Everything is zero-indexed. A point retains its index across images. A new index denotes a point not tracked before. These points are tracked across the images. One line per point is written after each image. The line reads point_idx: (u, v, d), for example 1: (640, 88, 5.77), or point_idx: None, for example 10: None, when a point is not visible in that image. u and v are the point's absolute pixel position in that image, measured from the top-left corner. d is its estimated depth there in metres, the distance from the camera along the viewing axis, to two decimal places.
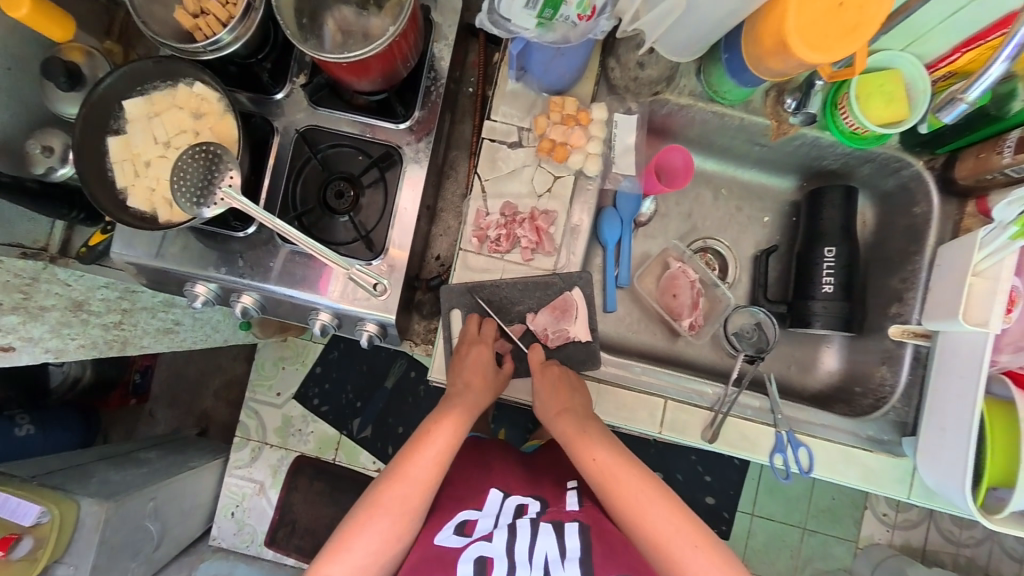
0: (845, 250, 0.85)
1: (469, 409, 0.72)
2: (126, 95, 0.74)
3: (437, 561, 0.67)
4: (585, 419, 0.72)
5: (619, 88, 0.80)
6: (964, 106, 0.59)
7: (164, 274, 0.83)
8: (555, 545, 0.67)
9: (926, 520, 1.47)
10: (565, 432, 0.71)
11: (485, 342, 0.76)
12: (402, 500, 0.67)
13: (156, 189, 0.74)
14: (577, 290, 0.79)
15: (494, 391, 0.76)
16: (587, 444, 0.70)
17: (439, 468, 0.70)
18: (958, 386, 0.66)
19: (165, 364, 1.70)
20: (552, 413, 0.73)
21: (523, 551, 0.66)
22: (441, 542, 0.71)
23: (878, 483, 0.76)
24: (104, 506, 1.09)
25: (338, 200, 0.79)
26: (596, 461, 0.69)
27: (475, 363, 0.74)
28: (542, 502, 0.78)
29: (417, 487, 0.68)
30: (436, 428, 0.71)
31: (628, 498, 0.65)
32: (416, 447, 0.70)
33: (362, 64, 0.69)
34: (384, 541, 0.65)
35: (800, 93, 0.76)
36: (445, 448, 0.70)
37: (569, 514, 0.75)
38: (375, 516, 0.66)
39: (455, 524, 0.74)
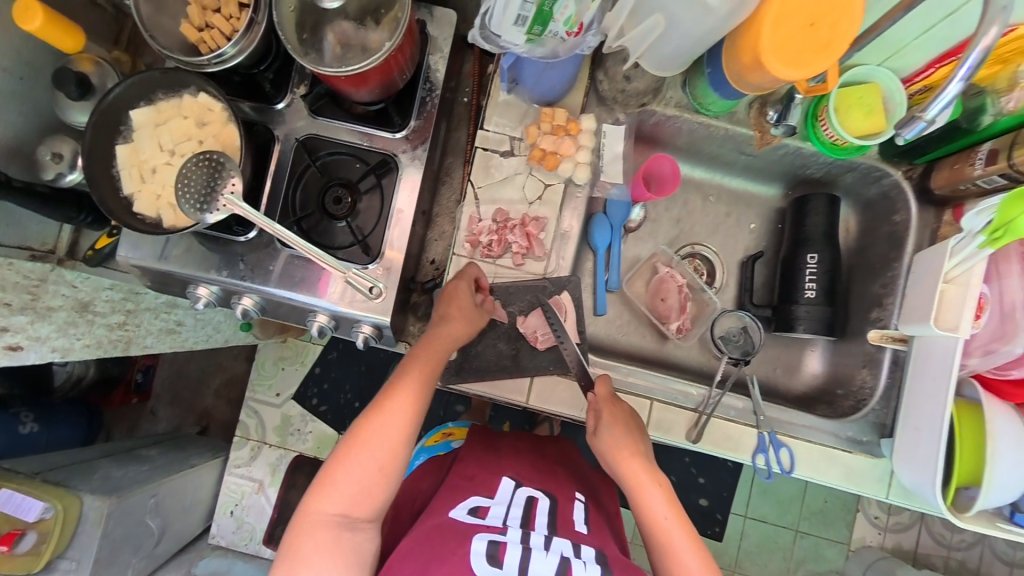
0: (828, 256, 0.88)
1: (444, 343, 0.74)
2: (134, 104, 0.77)
3: (451, 533, 0.65)
4: (637, 438, 0.72)
5: (608, 99, 0.83)
6: (923, 125, 0.57)
7: (168, 276, 0.86)
8: (571, 547, 0.65)
9: (916, 523, 1.48)
10: (618, 445, 0.71)
11: (467, 279, 0.77)
12: (383, 434, 0.67)
13: (162, 195, 0.76)
14: (566, 292, 0.82)
15: (473, 324, 0.76)
16: (636, 463, 0.70)
17: (417, 403, 0.70)
18: (932, 387, 0.68)
19: (167, 362, 1.74)
20: (608, 424, 0.72)
21: (540, 541, 0.64)
22: (455, 517, 0.69)
23: (859, 483, 0.78)
24: (107, 501, 1.12)
25: (336, 205, 0.81)
26: (642, 481, 0.68)
27: (458, 301, 0.76)
28: (553, 500, 0.76)
29: (397, 419, 0.68)
30: (410, 365, 0.72)
31: (664, 524, 0.65)
32: (394, 386, 0.70)
33: (361, 76, 0.72)
34: (368, 473, 0.66)
35: (782, 105, 0.79)
36: (420, 381, 0.71)
37: (578, 520, 0.74)
38: (357, 449, 0.66)
39: (467, 506, 0.71)
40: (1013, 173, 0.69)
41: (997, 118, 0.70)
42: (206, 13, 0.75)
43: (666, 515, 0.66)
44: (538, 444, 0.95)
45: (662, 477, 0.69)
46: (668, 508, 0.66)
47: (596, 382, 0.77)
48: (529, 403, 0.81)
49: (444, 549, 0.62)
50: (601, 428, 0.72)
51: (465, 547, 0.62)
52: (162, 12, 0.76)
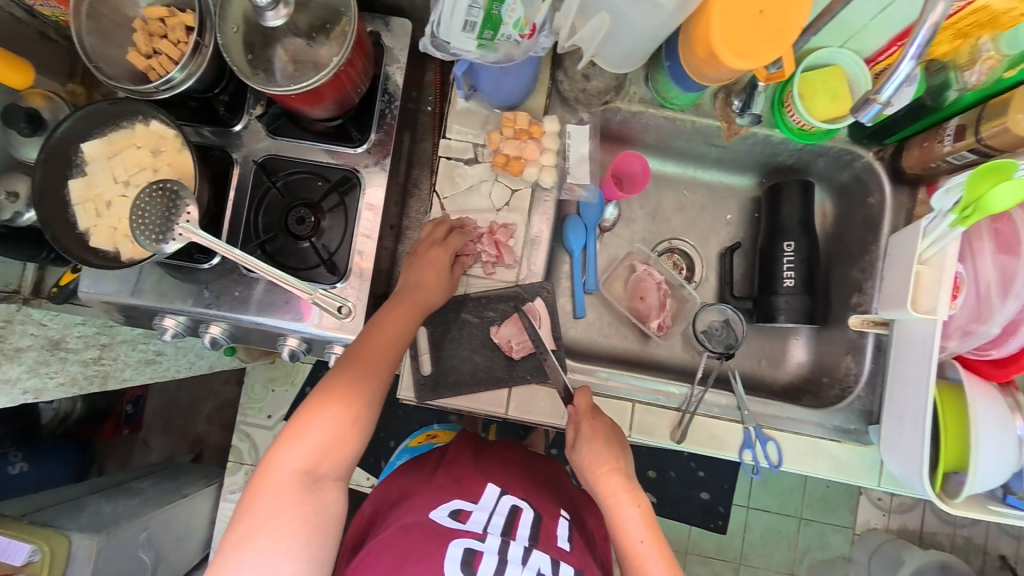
0: (805, 244, 0.86)
1: (420, 303, 0.72)
2: (85, 137, 0.75)
3: (429, 536, 0.64)
4: (620, 453, 0.71)
5: (570, 99, 0.82)
6: (877, 108, 0.58)
7: (135, 310, 0.84)
8: (549, 564, 0.64)
9: (920, 503, 1.47)
10: (596, 462, 0.69)
11: (447, 247, 0.76)
12: (355, 386, 0.65)
13: (119, 228, 0.74)
14: (541, 299, 0.81)
15: (447, 288, 0.76)
16: (614, 481, 0.68)
17: (393, 357, 0.68)
18: (914, 374, 0.66)
19: (157, 392, 1.71)
20: (587, 438, 0.71)
21: (518, 553, 0.63)
22: (434, 518, 0.68)
23: (849, 474, 0.77)
24: (95, 539, 1.10)
25: (299, 226, 0.79)
26: (619, 500, 0.68)
27: (433, 261, 0.75)
28: (537, 512, 0.75)
29: (375, 374, 0.66)
30: (387, 318, 0.70)
31: (638, 548, 0.65)
32: (371, 338, 0.68)
33: (314, 93, 0.70)
34: (339, 427, 0.63)
35: (745, 94, 0.77)
36: (397, 334, 0.69)
37: (560, 537, 0.72)
38: (329, 400, 0.64)
39: (450, 508, 0.71)
40: (982, 149, 0.67)
41: (961, 95, 0.69)
42: (153, 40, 0.73)
43: (643, 539, 0.65)
44: (529, 458, 0.94)
45: (643, 496, 0.68)
46: (643, 530, 0.66)
47: (574, 394, 0.75)
48: (508, 414, 0.80)
49: (421, 551, 0.62)
50: (581, 442, 0.71)
51: (442, 552, 0.62)
52: (108, 42, 0.74)
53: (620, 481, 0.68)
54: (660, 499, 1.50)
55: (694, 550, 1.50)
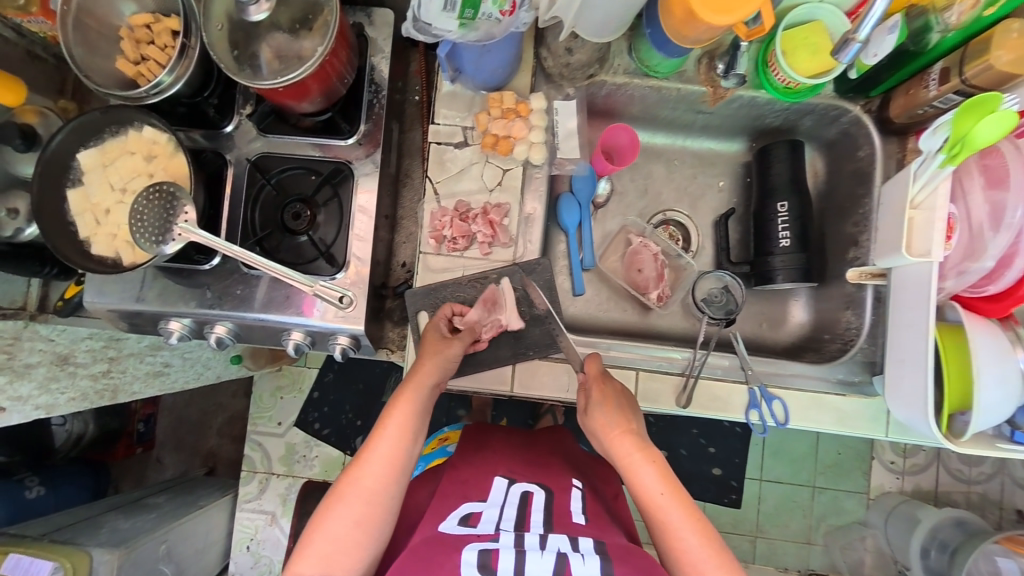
0: (798, 203, 0.87)
1: (420, 382, 0.72)
2: (79, 148, 0.76)
3: (440, 547, 0.63)
4: (631, 417, 0.71)
5: (555, 75, 0.83)
6: (857, 46, 0.66)
7: (140, 316, 0.84)
8: (568, 542, 0.64)
9: (932, 462, 1.47)
10: (608, 425, 0.69)
11: (438, 319, 0.77)
12: (361, 486, 0.66)
13: (118, 234, 0.75)
14: (507, 279, 0.80)
15: (448, 359, 0.74)
16: (627, 442, 0.68)
17: (396, 451, 0.68)
18: (910, 317, 0.68)
19: (167, 410, 1.72)
20: (601, 406, 0.70)
21: (535, 542, 0.63)
22: (445, 529, 0.67)
23: (854, 425, 0.77)
24: (116, 554, 1.11)
25: (296, 220, 0.80)
26: (632, 460, 0.68)
27: (425, 342, 0.75)
28: (548, 493, 0.76)
29: (378, 468, 0.67)
30: (391, 411, 0.70)
31: (658, 500, 0.66)
32: (373, 436, 0.69)
33: (300, 85, 0.71)
34: (350, 528, 0.65)
35: (727, 56, 0.78)
36: (400, 427, 0.69)
37: (575, 511, 0.73)
38: (336, 504, 0.66)
39: (459, 514, 0.70)
40: (968, 89, 0.68)
41: (943, 36, 0.69)
42: (140, 47, 0.74)
43: (659, 491, 0.66)
44: (532, 439, 0.95)
45: (654, 451, 0.68)
46: (659, 483, 0.66)
47: (586, 361, 0.76)
48: (513, 391, 0.81)
49: (434, 564, 0.61)
50: (593, 407, 0.71)
51: (456, 559, 0.60)
52: (94, 52, 0.74)
53: (635, 443, 0.68)
54: None
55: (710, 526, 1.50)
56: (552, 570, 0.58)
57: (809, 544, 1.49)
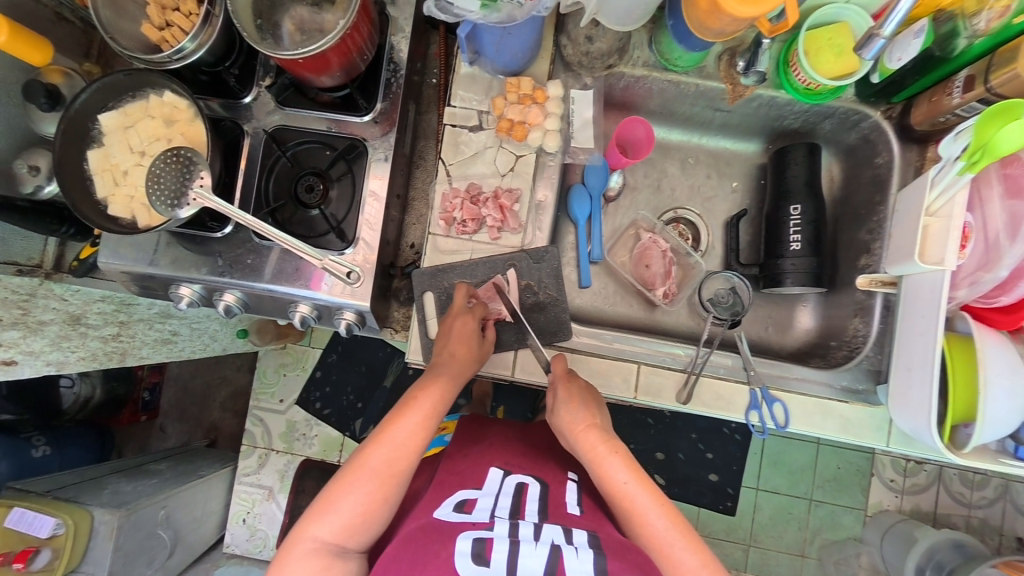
0: (812, 207, 0.86)
1: (454, 376, 0.73)
2: (101, 110, 0.77)
3: (435, 535, 0.63)
4: (595, 411, 0.74)
5: (573, 64, 0.82)
6: (882, 42, 0.65)
7: (152, 280, 0.86)
8: (562, 534, 0.64)
9: (933, 483, 1.45)
10: (575, 421, 0.71)
11: (467, 314, 0.76)
12: (385, 464, 0.68)
13: (135, 196, 0.76)
14: (513, 271, 0.80)
15: (480, 358, 0.76)
16: (593, 435, 0.71)
17: (421, 434, 0.71)
18: (922, 325, 0.66)
19: (172, 380, 1.75)
20: (567, 402, 0.73)
21: (529, 533, 0.64)
22: (440, 516, 0.67)
23: (854, 433, 0.77)
24: (116, 514, 1.13)
25: (309, 194, 0.81)
26: (600, 453, 0.70)
27: (460, 333, 0.74)
28: (543, 485, 0.77)
29: (403, 451, 0.69)
30: (420, 396, 0.71)
31: (627, 491, 0.68)
32: (398, 416, 0.71)
33: (320, 58, 0.71)
34: (369, 503, 0.67)
35: (749, 53, 0.77)
36: (429, 414, 0.71)
37: (570, 502, 0.74)
38: (358, 478, 0.68)
39: (454, 502, 0.71)
40: (992, 97, 0.66)
41: (971, 42, 0.68)
42: (165, 12, 0.75)
43: (626, 480, 0.69)
44: (527, 434, 0.95)
45: (619, 443, 0.71)
46: (626, 472, 0.69)
47: (552, 360, 0.77)
48: (514, 376, 0.81)
49: (428, 552, 0.61)
50: (559, 405, 0.73)
51: (450, 548, 0.61)
52: (120, 15, 0.75)
53: (601, 438, 0.71)
54: (669, 481, 1.50)
55: (703, 532, 1.49)
56: (545, 564, 0.58)
57: (803, 557, 1.48)
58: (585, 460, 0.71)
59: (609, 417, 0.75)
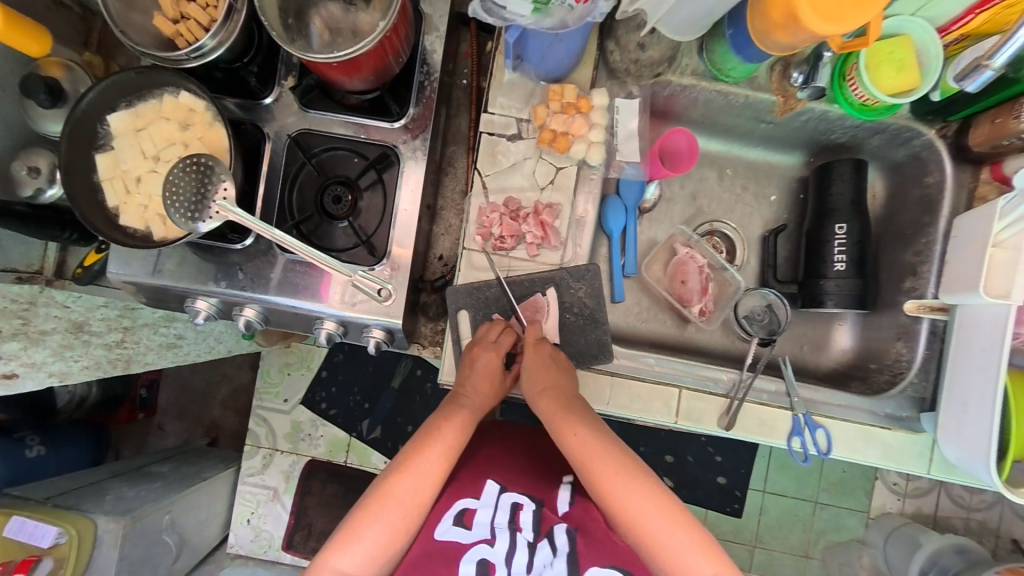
0: (858, 225, 0.83)
1: (477, 409, 0.72)
2: (110, 110, 0.70)
3: (440, 559, 0.67)
4: (557, 375, 0.72)
5: (619, 71, 0.78)
6: (989, 74, 0.63)
7: (164, 292, 0.81)
8: (550, 544, 0.70)
9: (936, 488, 1.47)
10: (534, 384, 0.71)
11: (489, 345, 0.73)
12: (410, 494, 0.67)
13: (150, 206, 0.70)
14: (553, 289, 0.77)
15: (501, 393, 0.75)
16: (551, 398, 0.70)
17: (445, 465, 0.69)
18: (980, 359, 0.66)
19: (170, 377, 1.69)
20: (529, 369, 0.73)
21: (523, 560, 0.68)
22: (442, 535, 0.70)
23: (898, 460, 0.75)
24: (121, 523, 1.09)
25: (336, 205, 0.76)
26: (560, 416, 0.69)
27: (485, 370, 0.72)
28: (538, 487, 0.79)
29: (428, 482, 0.68)
30: (444, 427, 0.70)
31: (586, 448, 0.67)
32: (422, 444, 0.69)
33: (353, 63, 0.65)
34: (395, 533, 0.65)
35: (807, 66, 0.73)
36: (452, 447, 0.70)
37: (560, 503, 0.78)
38: (384, 508, 0.66)
39: (454, 512, 0.73)
40: None
41: None
42: (180, 3, 0.68)
43: (585, 439, 0.67)
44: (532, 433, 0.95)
45: (580, 405, 0.70)
46: (584, 429, 0.68)
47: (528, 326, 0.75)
48: None
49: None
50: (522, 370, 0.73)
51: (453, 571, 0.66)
52: (131, 6, 0.69)
53: (574, 415, 0.69)
54: (678, 483, 1.50)
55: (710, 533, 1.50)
56: None
57: (807, 557, 1.50)
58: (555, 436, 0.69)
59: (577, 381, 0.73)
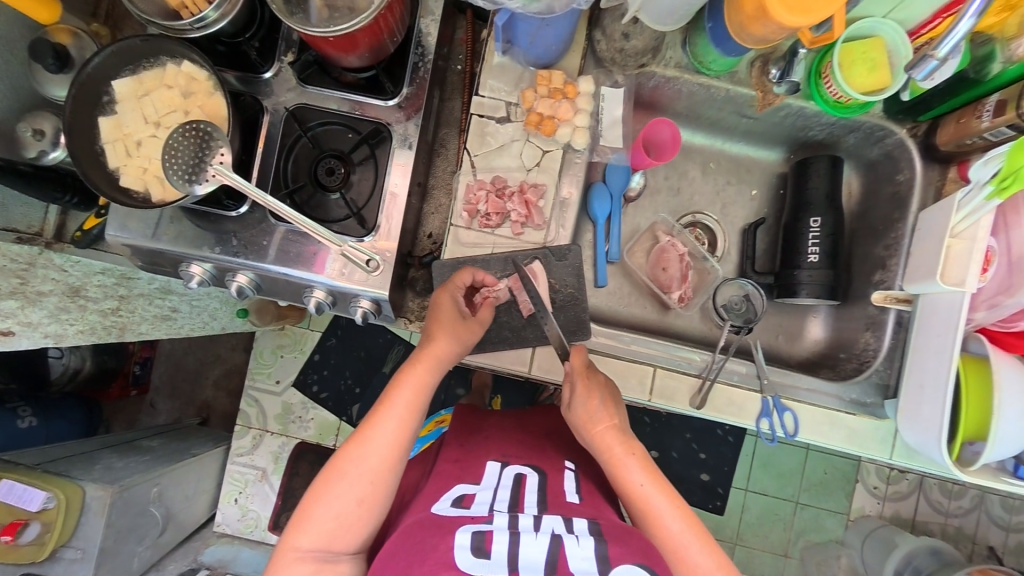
0: (832, 219, 0.86)
1: (431, 359, 0.71)
2: (115, 75, 0.73)
3: (432, 529, 0.61)
4: (613, 409, 0.73)
5: (606, 60, 0.81)
6: (935, 63, 0.63)
7: (160, 256, 0.84)
8: (563, 523, 0.63)
9: (915, 491, 1.48)
10: (594, 421, 0.71)
11: (455, 289, 0.74)
12: (363, 465, 0.67)
13: (149, 169, 0.73)
14: (536, 262, 0.79)
15: (460, 339, 0.73)
16: (612, 435, 0.71)
17: (398, 430, 0.69)
18: (937, 343, 0.69)
19: (164, 355, 1.71)
20: (583, 401, 0.71)
21: (530, 523, 0.62)
22: (438, 511, 0.65)
23: (860, 444, 0.78)
24: (109, 490, 1.09)
25: (329, 177, 0.79)
26: (617, 454, 0.71)
27: (442, 316, 0.73)
28: (542, 475, 0.75)
29: (384, 448, 0.68)
30: (396, 393, 0.70)
31: (644, 492, 0.68)
32: (375, 415, 0.70)
33: (349, 38, 0.68)
34: (356, 503, 0.66)
35: (784, 62, 0.77)
36: (404, 412, 0.69)
37: (569, 491, 0.72)
38: (338, 480, 0.67)
39: (452, 496, 0.68)
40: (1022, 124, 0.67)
41: (1006, 67, 0.68)
42: None
43: (642, 481, 0.69)
44: (527, 422, 0.93)
45: (636, 444, 0.72)
46: (642, 474, 0.69)
47: (571, 353, 0.73)
48: (531, 373, 0.82)
49: (426, 546, 0.58)
50: (576, 402, 0.72)
51: (449, 542, 0.58)
52: None
53: (603, 407, 0.73)
54: None
55: None
56: (547, 553, 0.57)
57: (786, 557, 1.50)
58: (578, 428, 0.72)
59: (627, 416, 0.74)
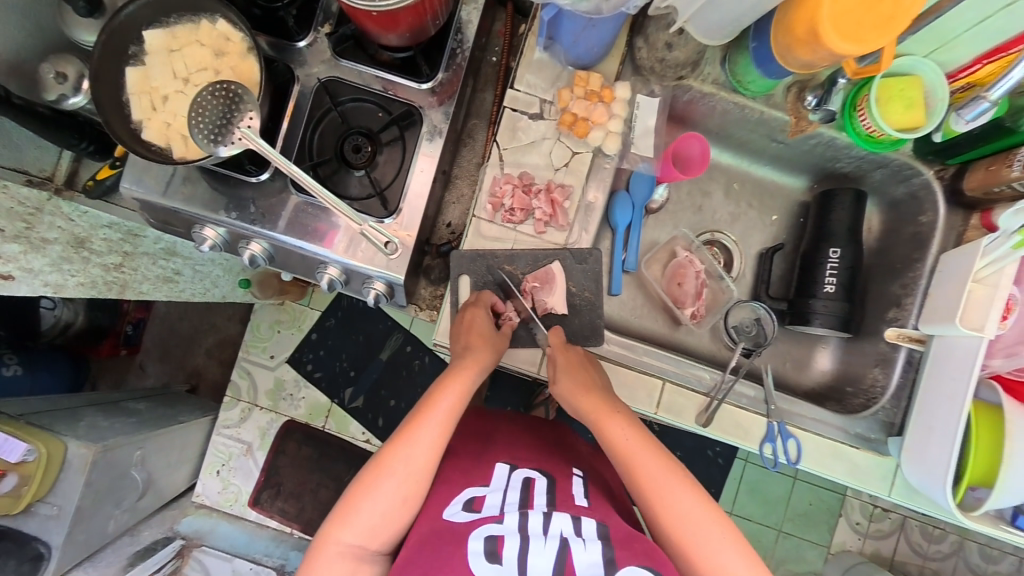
0: (851, 252, 0.86)
1: (471, 369, 0.72)
2: (147, 26, 0.72)
3: (447, 536, 0.62)
4: (592, 375, 0.74)
5: (644, 69, 0.80)
6: (985, 106, 0.68)
7: (173, 214, 0.82)
8: (571, 525, 0.63)
9: (897, 531, 1.48)
10: (573, 384, 0.72)
11: (480, 306, 0.76)
12: (405, 466, 0.67)
13: (173, 125, 0.72)
14: (557, 263, 0.78)
15: (496, 349, 0.75)
16: (591, 397, 0.71)
17: (443, 434, 0.69)
18: (951, 388, 0.69)
19: (158, 318, 1.68)
20: (563, 369, 0.73)
21: (539, 525, 0.62)
22: (450, 517, 0.65)
23: (864, 480, 0.77)
24: (92, 449, 1.06)
25: (355, 154, 0.78)
26: (600, 411, 0.70)
27: (473, 326, 0.74)
28: (551, 479, 0.74)
29: (424, 451, 0.68)
30: (443, 392, 0.70)
31: (627, 448, 0.67)
32: (420, 415, 0.69)
33: (392, 16, 0.67)
34: (394, 506, 0.66)
35: (822, 90, 0.77)
36: (451, 412, 0.70)
37: (577, 494, 0.72)
38: (382, 480, 0.66)
39: (462, 500, 0.69)
40: None
41: None
42: None
43: (626, 436, 0.68)
44: (534, 427, 0.92)
45: (619, 403, 0.71)
46: (626, 429, 0.68)
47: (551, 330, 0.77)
48: (540, 374, 0.81)
49: (441, 555, 0.60)
50: (557, 372, 0.73)
51: (463, 550, 0.60)
52: None
53: (582, 373, 0.74)
54: None
55: None
56: (554, 562, 0.58)
57: None
58: (561, 396, 0.73)
59: (607, 382, 0.74)
